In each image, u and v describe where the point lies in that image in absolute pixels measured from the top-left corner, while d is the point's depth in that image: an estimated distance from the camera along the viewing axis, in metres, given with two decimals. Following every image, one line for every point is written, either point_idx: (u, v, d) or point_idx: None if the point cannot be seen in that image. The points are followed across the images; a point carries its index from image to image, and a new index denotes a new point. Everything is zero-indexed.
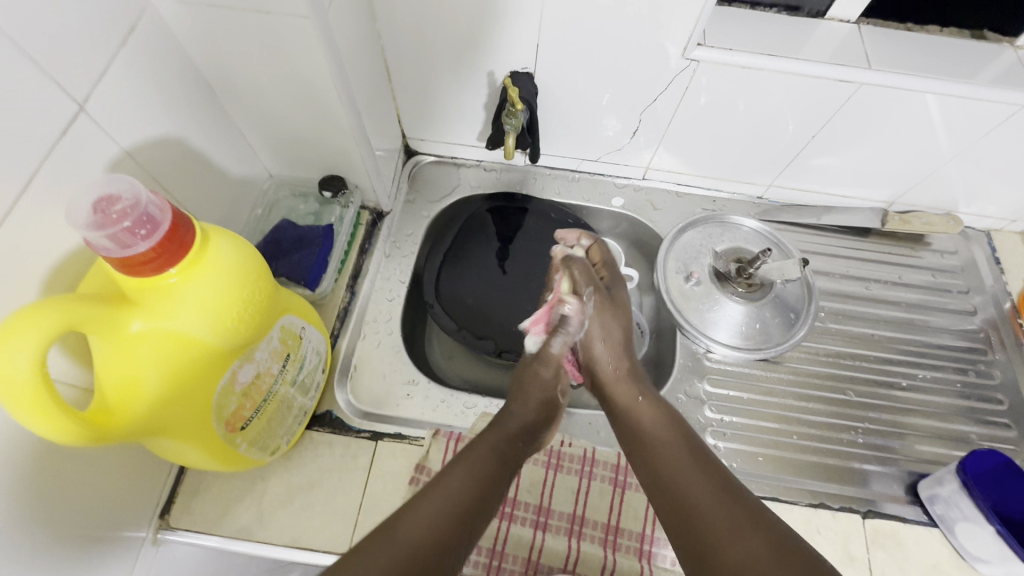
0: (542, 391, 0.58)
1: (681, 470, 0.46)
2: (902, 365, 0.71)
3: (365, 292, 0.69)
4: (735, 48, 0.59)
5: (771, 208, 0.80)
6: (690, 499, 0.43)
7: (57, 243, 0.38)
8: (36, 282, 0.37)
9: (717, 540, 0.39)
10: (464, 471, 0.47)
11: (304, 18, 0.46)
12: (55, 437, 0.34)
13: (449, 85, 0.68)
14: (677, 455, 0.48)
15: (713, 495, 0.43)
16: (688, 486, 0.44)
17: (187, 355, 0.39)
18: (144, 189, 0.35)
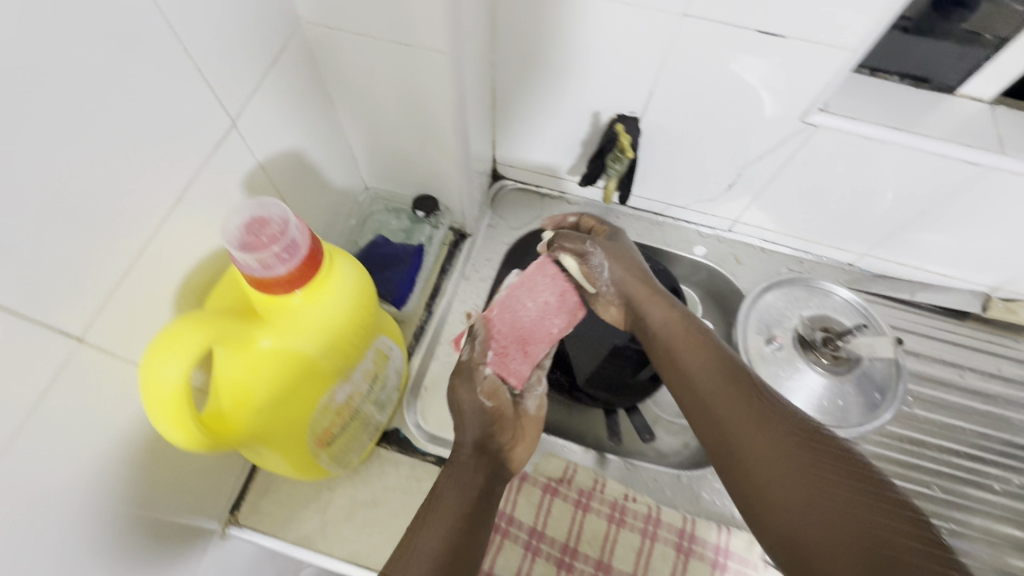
0: (476, 411, 0.57)
1: (713, 378, 0.52)
2: (994, 466, 0.66)
3: (442, 313, 0.70)
4: (858, 118, 0.56)
5: (861, 277, 0.77)
6: (731, 415, 0.49)
7: (193, 246, 0.40)
8: (170, 281, 0.39)
9: (745, 439, 0.47)
10: (434, 521, 0.49)
11: (442, 53, 0.46)
12: (183, 445, 0.35)
13: (548, 117, 0.68)
14: (707, 366, 0.54)
15: (746, 410, 0.49)
16: (728, 404, 0.50)
17: (302, 373, 0.40)
18: (292, 214, 0.36)
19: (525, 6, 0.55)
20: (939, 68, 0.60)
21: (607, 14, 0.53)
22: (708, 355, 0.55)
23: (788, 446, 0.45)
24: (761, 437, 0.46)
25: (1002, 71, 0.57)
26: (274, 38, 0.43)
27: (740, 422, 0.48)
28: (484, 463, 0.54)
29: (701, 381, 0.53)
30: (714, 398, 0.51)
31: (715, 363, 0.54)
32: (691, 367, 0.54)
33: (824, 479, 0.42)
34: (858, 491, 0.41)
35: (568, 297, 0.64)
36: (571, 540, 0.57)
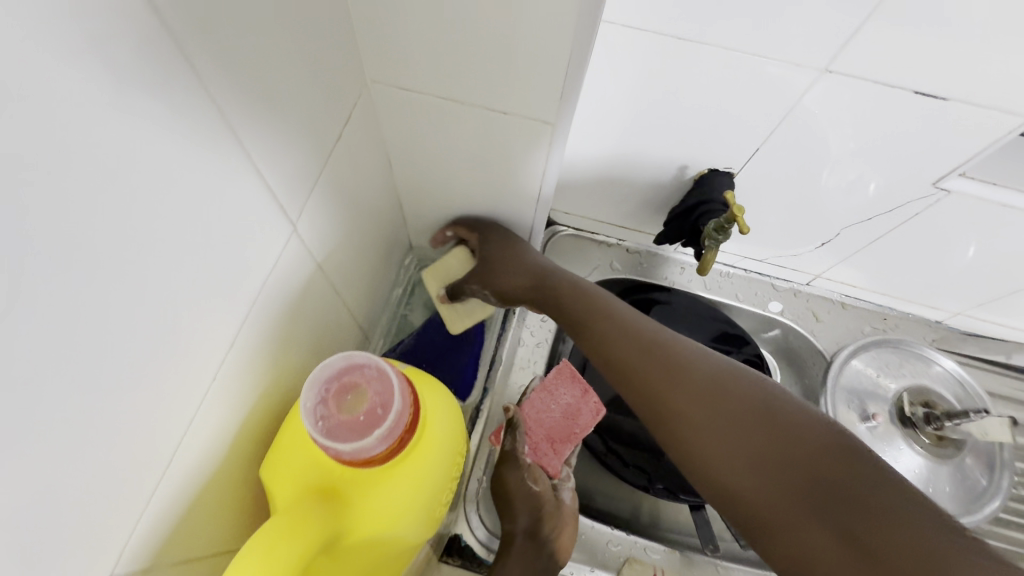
0: (524, 496, 0.50)
1: (644, 353, 0.45)
2: None
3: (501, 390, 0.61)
4: (1002, 183, 0.49)
5: (952, 336, 0.70)
6: (669, 390, 0.43)
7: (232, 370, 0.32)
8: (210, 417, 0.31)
9: (694, 417, 0.41)
10: None
11: (546, 124, 0.38)
12: None
13: (623, 168, 0.59)
14: (635, 337, 0.47)
15: (682, 380, 0.43)
16: (665, 377, 0.43)
17: (393, 559, 0.31)
18: (388, 373, 0.29)
19: (626, 54, 0.46)
20: None
21: (724, 64, 0.44)
22: (633, 327, 0.47)
23: (736, 412, 0.40)
24: (706, 409, 0.41)
25: None
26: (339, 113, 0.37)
27: (687, 399, 0.42)
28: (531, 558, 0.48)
29: (631, 359, 0.45)
30: (650, 374, 0.44)
31: (641, 331, 0.47)
32: (617, 347, 0.47)
33: (777, 437, 0.38)
34: (810, 437, 0.37)
35: (591, 396, 0.59)
36: None
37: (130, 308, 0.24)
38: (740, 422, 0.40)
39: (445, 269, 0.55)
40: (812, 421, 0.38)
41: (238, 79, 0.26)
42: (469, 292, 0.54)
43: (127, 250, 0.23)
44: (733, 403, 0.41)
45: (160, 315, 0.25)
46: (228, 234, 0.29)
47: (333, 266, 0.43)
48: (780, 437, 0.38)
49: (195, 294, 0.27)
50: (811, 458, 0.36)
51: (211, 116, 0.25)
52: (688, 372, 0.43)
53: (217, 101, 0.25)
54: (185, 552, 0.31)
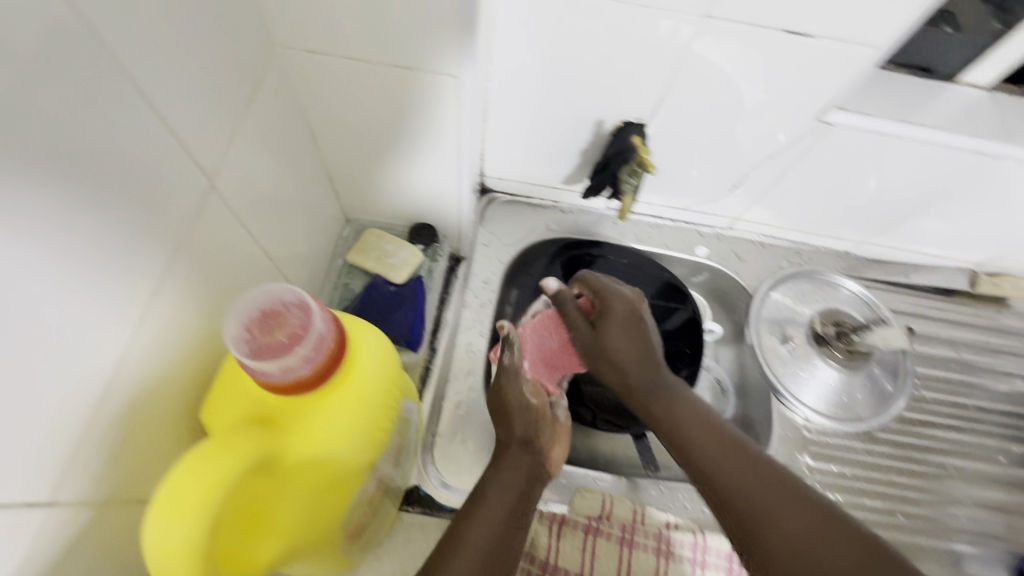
0: (520, 408, 0.55)
1: (689, 418, 0.49)
2: (992, 437, 0.70)
3: (447, 347, 0.65)
4: (876, 114, 0.55)
5: (858, 264, 0.77)
6: (716, 453, 0.46)
7: (171, 326, 0.34)
8: (152, 371, 0.33)
9: (720, 469, 0.45)
10: (485, 527, 0.45)
11: (452, 77, 0.41)
12: None
13: (545, 128, 0.62)
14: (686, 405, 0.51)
15: (717, 438, 0.47)
16: (701, 433, 0.48)
17: (338, 480, 0.34)
18: (308, 300, 0.30)
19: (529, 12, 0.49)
20: (940, 59, 0.58)
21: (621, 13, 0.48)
22: (682, 398, 0.52)
23: (760, 480, 0.43)
24: (733, 468, 0.45)
25: (1000, 60, 0.57)
26: (249, 76, 0.38)
27: (715, 452, 0.46)
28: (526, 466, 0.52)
29: (678, 418, 0.50)
30: (685, 429, 0.49)
31: (693, 405, 0.51)
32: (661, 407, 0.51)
33: (789, 508, 0.41)
34: (824, 519, 0.39)
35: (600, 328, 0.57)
36: None
37: (47, 256, 0.25)
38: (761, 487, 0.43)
39: (365, 243, 0.58)
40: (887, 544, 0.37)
41: (139, 38, 0.28)
42: (391, 247, 0.58)
43: (38, 195, 0.24)
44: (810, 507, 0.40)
45: (81, 266, 0.27)
46: (146, 190, 0.30)
47: (262, 232, 0.44)
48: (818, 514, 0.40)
49: (122, 248, 0.29)
50: (812, 534, 0.38)
51: (106, 62, 0.26)
52: (726, 437, 0.47)
53: (112, 50, 0.26)
54: (135, 496, 0.33)
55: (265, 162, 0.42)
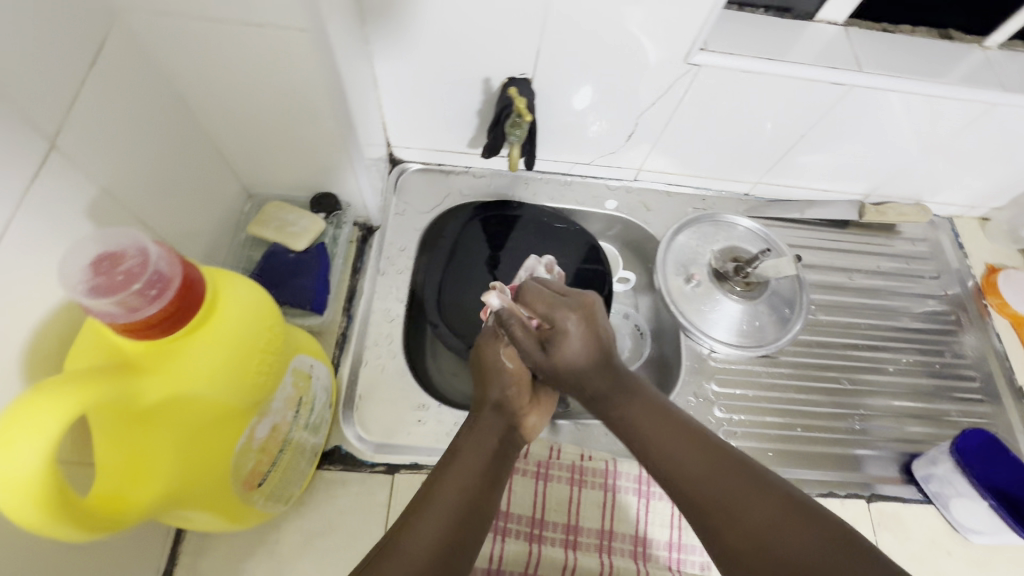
0: (499, 371, 0.58)
1: (651, 418, 0.52)
2: (886, 350, 0.75)
3: (362, 314, 0.67)
4: (736, 53, 0.58)
5: (758, 203, 0.82)
6: (684, 460, 0.48)
7: (31, 289, 0.35)
8: (11, 332, 0.33)
9: (688, 472, 0.47)
10: (454, 485, 0.47)
11: (302, 31, 0.42)
12: (59, 534, 0.29)
13: (436, 88, 0.64)
14: (644, 403, 0.53)
15: (680, 438, 0.49)
16: (666, 436, 0.50)
17: (209, 419, 0.36)
18: (149, 242, 0.33)
19: None
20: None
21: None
22: (638, 393, 0.55)
23: (725, 478, 0.46)
24: (697, 467, 0.47)
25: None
26: (90, 41, 0.38)
27: (681, 452, 0.49)
28: (500, 424, 0.54)
29: (641, 421, 0.52)
30: (649, 432, 0.51)
31: (650, 402, 0.54)
32: (626, 409, 0.54)
33: (754, 499, 0.44)
34: (784, 504, 0.43)
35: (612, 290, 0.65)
36: (538, 511, 0.57)
37: None
38: (727, 488, 0.45)
39: (265, 216, 0.59)
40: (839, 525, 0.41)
41: None
42: (291, 216, 0.59)
43: None
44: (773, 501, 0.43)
45: None
46: None
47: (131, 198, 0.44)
48: (784, 504, 0.43)
49: None
50: (777, 524, 0.42)
51: None
52: (690, 437, 0.50)
53: None
54: None
55: (126, 130, 0.43)
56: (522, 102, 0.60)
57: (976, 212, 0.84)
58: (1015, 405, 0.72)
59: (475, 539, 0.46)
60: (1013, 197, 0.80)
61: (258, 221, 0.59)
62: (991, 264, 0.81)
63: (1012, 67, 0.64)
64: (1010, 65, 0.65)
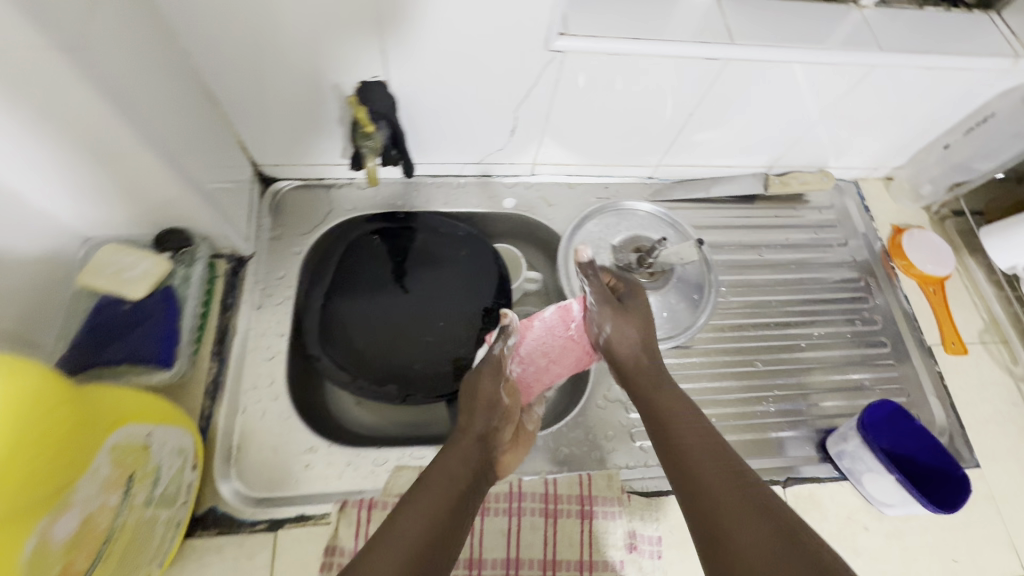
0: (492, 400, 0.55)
1: (692, 430, 0.50)
2: (799, 325, 0.73)
3: (237, 356, 0.61)
4: (598, 35, 0.54)
5: (662, 186, 0.79)
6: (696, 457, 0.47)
7: None
8: None
9: (712, 491, 0.44)
10: (431, 497, 0.45)
11: (53, 57, 0.36)
12: None
13: (285, 98, 0.58)
14: (688, 418, 0.51)
15: (711, 458, 0.47)
16: (697, 450, 0.48)
17: None
18: None
19: None
20: None
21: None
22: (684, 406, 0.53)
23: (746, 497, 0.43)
24: (716, 477, 0.45)
25: None
26: None
27: (697, 452, 0.48)
28: (482, 451, 0.52)
29: (676, 428, 0.51)
30: (681, 440, 0.50)
31: (693, 421, 0.51)
32: (663, 407, 0.53)
33: (749, 518, 0.41)
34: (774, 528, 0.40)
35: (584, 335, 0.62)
36: None
37: None
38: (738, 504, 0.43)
39: (105, 261, 0.52)
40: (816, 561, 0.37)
41: None
42: (132, 259, 0.53)
43: None
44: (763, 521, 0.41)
45: None
46: None
47: None
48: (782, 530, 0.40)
49: None
50: (768, 547, 0.39)
51: None
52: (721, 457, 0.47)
53: None
54: None
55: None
56: (361, 111, 0.56)
57: (880, 173, 0.83)
58: (925, 366, 0.72)
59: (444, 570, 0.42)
60: (910, 154, 0.79)
61: (91, 269, 0.51)
62: (896, 225, 0.81)
63: (887, 25, 0.62)
64: (886, 24, 0.62)
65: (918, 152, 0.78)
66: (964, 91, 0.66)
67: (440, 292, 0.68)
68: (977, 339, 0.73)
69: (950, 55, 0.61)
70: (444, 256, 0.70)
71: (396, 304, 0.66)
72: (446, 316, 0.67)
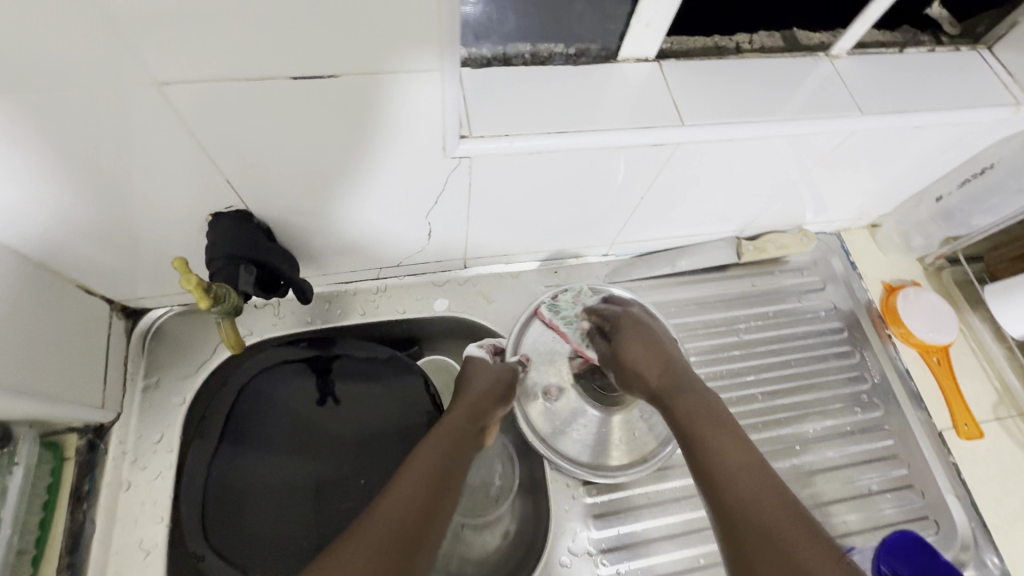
0: (489, 384, 0.53)
1: (705, 406, 0.46)
2: (791, 420, 0.63)
3: (98, 561, 0.48)
4: (511, 135, 0.42)
5: (620, 264, 0.68)
6: (732, 464, 0.41)
7: None
8: None
9: (755, 504, 0.38)
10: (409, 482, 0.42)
11: None
12: None
13: (126, 234, 0.46)
14: (708, 408, 0.46)
15: (749, 461, 0.41)
16: (716, 433, 0.43)
17: None
18: None
19: None
20: (590, 33, 0.47)
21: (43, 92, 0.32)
22: (697, 389, 0.48)
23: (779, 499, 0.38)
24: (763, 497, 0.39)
25: (653, 27, 0.45)
26: None
27: (730, 456, 0.42)
28: (473, 437, 0.49)
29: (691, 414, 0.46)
30: (706, 426, 0.44)
31: (704, 402, 0.46)
32: (683, 403, 0.47)
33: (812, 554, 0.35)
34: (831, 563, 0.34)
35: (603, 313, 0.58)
36: None
37: None
38: (774, 504, 0.38)
39: None
40: None
41: None
42: None
43: None
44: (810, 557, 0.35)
45: None
46: None
47: None
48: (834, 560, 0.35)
49: None
50: None
51: None
52: (749, 450, 0.42)
53: None
54: None
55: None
56: (192, 281, 0.40)
57: (864, 222, 0.73)
58: (937, 457, 0.62)
59: (445, 511, 0.43)
60: (897, 203, 0.69)
61: None
62: (887, 283, 0.71)
63: (864, 78, 0.52)
64: (862, 76, 0.52)
65: (906, 201, 0.69)
66: (955, 144, 0.56)
67: (361, 436, 0.56)
68: (991, 416, 0.64)
69: (939, 111, 0.51)
70: (364, 386, 0.58)
71: (301, 462, 0.53)
72: (367, 468, 0.54)
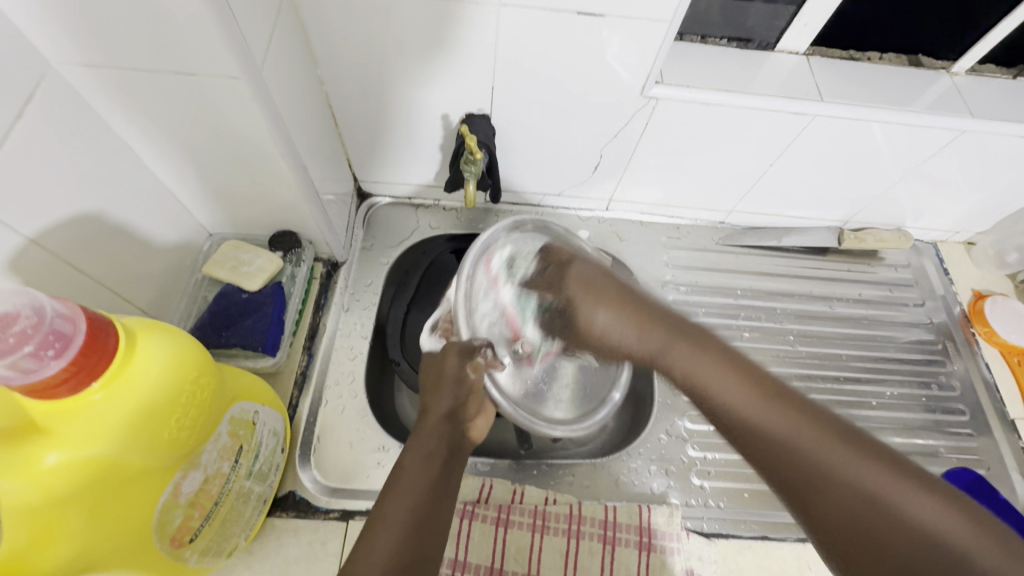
0: (452, 377, 0.55)
1: (701, 363, 0.48)
2: (869, 382, 0.72)
3: (325, 351, 0.65)
4: (692, 86, 0.58)
5: (733, 232, 0.81)
6: (769, 425, 0.42)
7: None
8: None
9: (795, 448, 0.41)
10: (402, 486, 0.45)
11: (234, 78, 0.41)
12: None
13: (397, 125, 0.65)
14: (716, 363, 0.48)
15: (778, 409, 0.43)
16: (727, 385, 0.46)
17: (148, 485, 0.36)
18: (47, 300, 0.32)
19: (337, 12, 0.51)
20: (758, 29, 0.62)
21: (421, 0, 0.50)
22: (691, 338, 0.51)
23: (816, 435, 0.41)
24: (788, 427, 0.42)
25: (808, 27, 0.60)
26: (15, 94, 0.37)
27: (763, 419, 0.43)
28: (448, 431, 0.52)
29: (698, 370, 0.48)
30: (705, 379, 0.47)
31: (708, 353, 0.49)
32: (684, 361, 0.49)
33: (853, 469, 0.38)
34: (878, 472, 0.38)
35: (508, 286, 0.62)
36: (497, 560, 0.55)
37: None
38: (814, 442, 0.40)
39: (231, 258, 0.58)
40: (919, 518, 0.36)
41: None
42: (246, 253, 0.59)
43: None
44: (827, 493, 0.38)
45: None
46: None
47: (61, 243, 0.42)
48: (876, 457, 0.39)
49: None
50: (871, 501, 0.37)
51: None
52: (772, 397, 0.44)
53: None
54: None
55: (65, 169, 0.41)
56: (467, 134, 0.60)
57: (961, 237, 0.82)
58: (1007, 439, 0.69)
59: (446, 505, 0.46)
60: (995, 221, 0.78)
61: (214, 266, 0.57)
62: (978, 290, 0.79)
63: (979, 92, 0.64)
64: (976, 90, 0.64)
65: (1005, 220, 0.77)
66: None
67: None
68: None
69: None
70: None
71: None
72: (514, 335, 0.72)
